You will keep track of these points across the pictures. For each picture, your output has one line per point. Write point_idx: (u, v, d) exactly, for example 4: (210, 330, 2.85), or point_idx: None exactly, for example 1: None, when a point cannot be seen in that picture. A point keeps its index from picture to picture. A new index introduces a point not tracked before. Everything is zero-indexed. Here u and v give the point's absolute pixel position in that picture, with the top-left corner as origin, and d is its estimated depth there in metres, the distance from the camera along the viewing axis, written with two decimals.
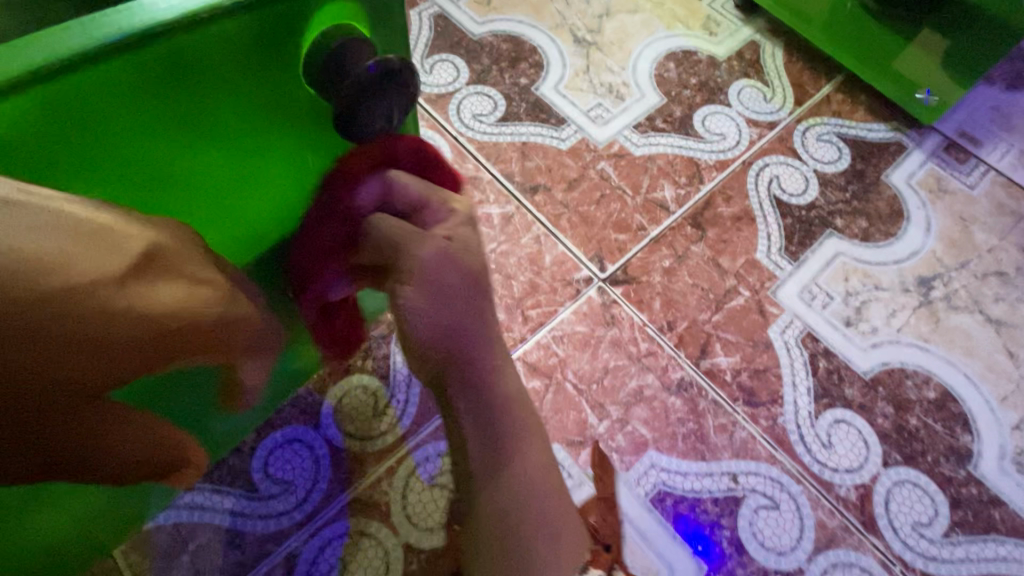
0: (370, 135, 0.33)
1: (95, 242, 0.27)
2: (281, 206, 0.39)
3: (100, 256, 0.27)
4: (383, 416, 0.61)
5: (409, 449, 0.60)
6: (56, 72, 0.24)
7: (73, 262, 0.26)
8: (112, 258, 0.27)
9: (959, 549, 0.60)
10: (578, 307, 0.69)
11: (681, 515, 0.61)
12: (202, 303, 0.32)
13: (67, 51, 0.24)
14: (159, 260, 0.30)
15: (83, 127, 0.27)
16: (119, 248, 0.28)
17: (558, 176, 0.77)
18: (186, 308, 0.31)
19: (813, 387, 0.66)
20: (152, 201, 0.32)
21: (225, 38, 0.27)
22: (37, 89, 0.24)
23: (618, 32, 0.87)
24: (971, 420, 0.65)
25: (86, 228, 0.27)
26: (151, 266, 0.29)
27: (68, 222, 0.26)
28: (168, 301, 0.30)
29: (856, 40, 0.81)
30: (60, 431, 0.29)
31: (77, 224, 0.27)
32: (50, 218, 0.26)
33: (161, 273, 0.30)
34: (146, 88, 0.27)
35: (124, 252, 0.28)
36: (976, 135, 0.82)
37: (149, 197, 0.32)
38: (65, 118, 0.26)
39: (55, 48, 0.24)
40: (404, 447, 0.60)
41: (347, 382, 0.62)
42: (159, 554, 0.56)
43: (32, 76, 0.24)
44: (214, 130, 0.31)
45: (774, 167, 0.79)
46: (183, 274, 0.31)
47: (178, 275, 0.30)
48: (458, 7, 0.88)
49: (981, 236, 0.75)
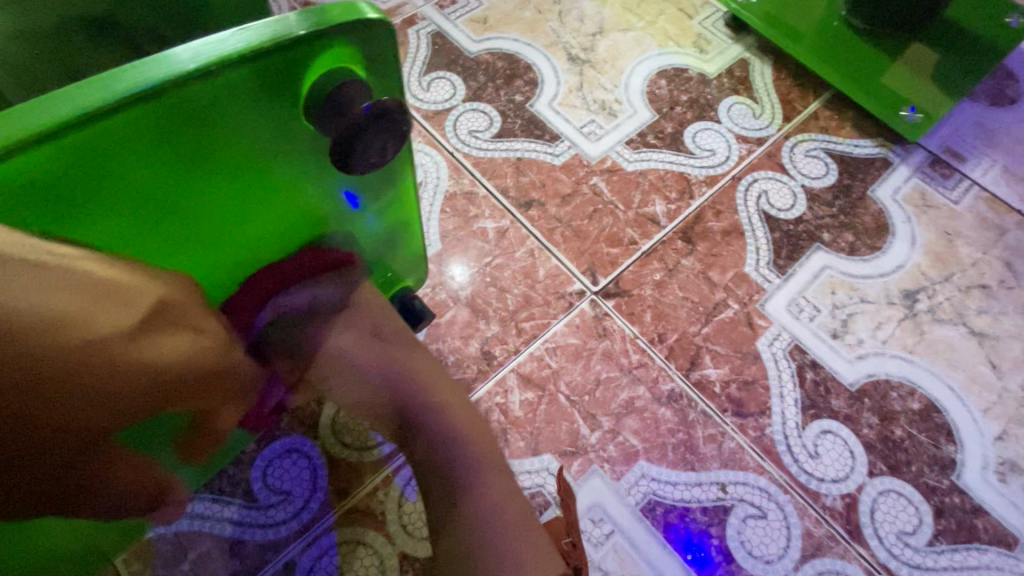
0: (364, 169, 0.33)
1: (113, 299, 0.29)
2: (279, 230, 0.39)
3: (116, 312, 0.29)
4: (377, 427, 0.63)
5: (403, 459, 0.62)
6: (66, 128, 0.25)
7: (91, 320, 0.28)
8: (126, 313, 0.30)
9: (942, 557, 0.62)
10: (571, 320, 0.71)
11: (671, 524, 0.62)
12: (199, 352, 0.34)
13: (77, 109, 0.25)
14: (166, 313, 0.32)
15: (90, 177, 0.27)
16: (130, 303, 0.30)
17: (552, 191, 0.79)
18: (186, 359, 0.34)
19: (800, 398, 0.68)
20: (154, 239, 0.33)
21: (227, 89, 0.28)
22: (46, 145, 0.25)
23: (611, 50, 0.90)
24: (955, 431, 0.67)
25: (103, 285, 0.29)
26: (157, 318, 0.32)
27: (91, 281, 0.28)
28: (170, 349, 0.32)
29: (842, 56, 0.85)
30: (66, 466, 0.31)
31: (97, 281, 0.29)
32: (77, 278, 0.28)
33: (165, 323, 0.32)
34: (151, 138, 0.28)
35: (135, 306, 0.30)
36: (960, 151, 0.84)
37: (151, 237, 0.33)
38: (74, 170, 0.27)
39: (66, 106, 0.25)
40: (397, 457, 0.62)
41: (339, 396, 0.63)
42: (159, 563, 0.57)
43: (42, 133, 0.24)
44: (216, 173, 0.32)
45: (763, 182, 0.81)
46: (185, 325, 0.34)
47: (180, 324, 0.33)
48: (455, 25, 0.90)
49: (964, 250, 0.77)
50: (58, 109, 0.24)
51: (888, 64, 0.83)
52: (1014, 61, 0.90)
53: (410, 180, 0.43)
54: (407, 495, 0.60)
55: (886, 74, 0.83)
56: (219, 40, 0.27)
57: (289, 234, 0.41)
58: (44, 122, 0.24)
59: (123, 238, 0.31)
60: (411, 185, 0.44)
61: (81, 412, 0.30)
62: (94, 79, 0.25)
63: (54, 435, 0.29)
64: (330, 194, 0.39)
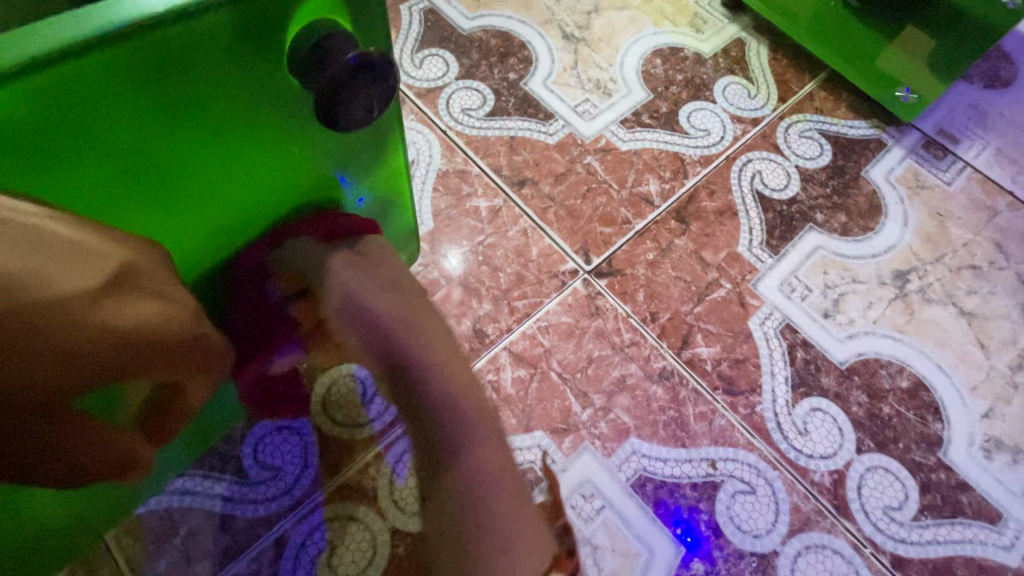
0: (348, 126, 0.31)
1: (73, 260, 0.28)
2: (268, 198, 0.38)
3: (77, 272, 0.29)
4: (370, 405, 0.63)
5: (394, 437, 0.62)
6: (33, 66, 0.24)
7: (50, 278, 0.28)
8: (87, 274, 0.29)
9: (927, 532, 0.63)
10: (563, 299, 0.71)
11: (661, 499, 0.63)
12: (164, 320, 0.33)
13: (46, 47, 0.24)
14: (131, 278, 0.31)
15: (57, 126, 0.26)
16: (94, 263, 0.29)
17: (546, 170, 0.78)
18: (150, 325, 0.33)
19: (791, 377, 0.68)
20: (127, 203, 0.31)
21: (205, 35, 0.27)
22: (9, 83, 0.24)
23: (606, 28, 0.89)
24: (943, 409, 0.67)
25: (65, 246, 0.28)
26: (123, 281, 0.31)
27: (53, 242, 0.28)
28: (135, 313, 0.32)
29: (837, 41, 0.84)
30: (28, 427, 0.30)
31: (57, 241, 0.28)
32: (37, 236, 0.27)
33: (131, 287, 0.31)
34: (123, 86, 0.27)
35: (99, 266, 0.30)
36: (954, 133, 0.84)
37: (122, 200, 0.31)
38: (40, 115, 0.25)
39: (33, 44, 0.24)
40: (389, 436, 0.62)
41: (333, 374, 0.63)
42: (149, 538, 0.57)
43: (4, 70, 0.23)
44: (193, 131, 0.31)
45: (757, 162, 0.80)
46: (151, 290, 0.32)
47: (147, 290, 0.32)
48: (448, 1, 0.89)
49: (956, 231, 0.77)
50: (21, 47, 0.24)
51: (884, 47, 0.80)
52: (1010, 43, 0.90)
53: (401, 152, 0.42)
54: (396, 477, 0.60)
55: (881, 56, 0.81)
56: None
57: (277, 203, 0.39)
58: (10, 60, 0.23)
59: (106, 192, 0.30)
60: (402, 159, 0.43)
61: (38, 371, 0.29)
62: (63, 19, 0.24)
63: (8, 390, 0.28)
64: (320, 159, 0.38)
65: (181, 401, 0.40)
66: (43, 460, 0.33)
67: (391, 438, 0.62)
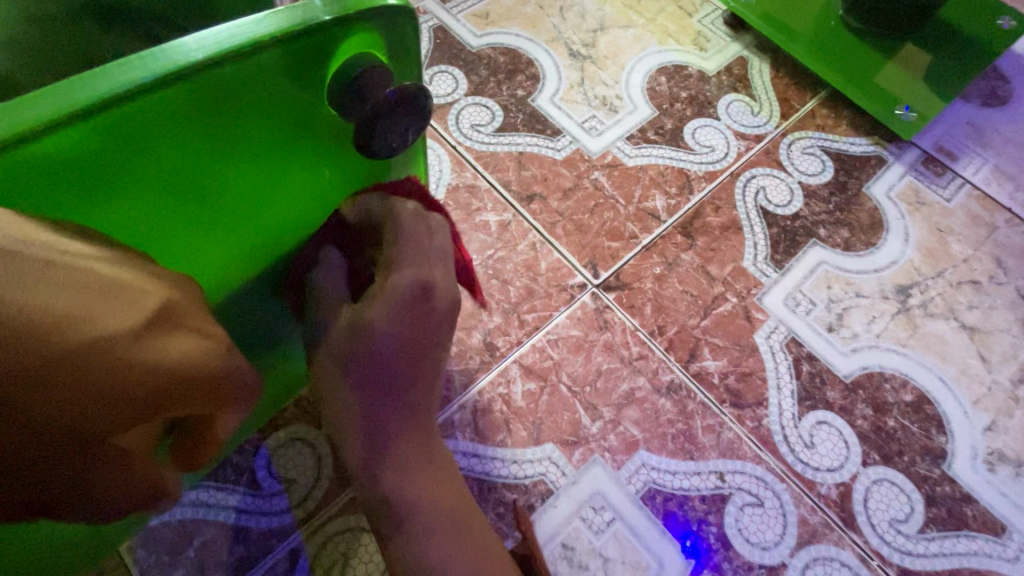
0: (383, 154, 0.33)
1: (114, 298, 0.26)
2: (296, 220, 0.38)
3: (118, 311, 0.26)
4: None
5: None
6: (89, 113, 0.23)
7: (90, 321, 0.25)
8: (129, 313, 0.26)
9: (933, 544, 0.63)
10: (572, 312, 0.72)
11: (671, 512, 0.63)
12: (209, 360, 0.29)
13: (101, 95, 0.23)
14: (172, 316, 0.28)
15: (108, 166, 0.26)
16: (134, 301, 0.27)
17: (554, 186, 0.79)
18: (193, 367, 0.28)
19: (797, 390, 0.69)
20: (168, 233, 0.31)
21: (256, 72, 0.27)
22: (64, 130, 0.23)
23: (612, 46, 0.91)
24: (946, 422, 0.68)
25: (105, 283, 0.26)
26: (163, 320, 0.28)
27: (93, 281, 0.25)
28: (177, 354, 0.28)
29: (839, 55, 0.86)
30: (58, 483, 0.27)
31: (97, 280, 0.26)
32: (81, 274, 0.25)
33: (173, 326, 0.28)
34: (174, 124, 0.26)
35: (139, 305, 0.27)
36: (952, 150, 0.85)
37: (162, 232, 0.31)
38: (93, 157, 0.25)
39: (88, 91, 0.23)
40: None
41: None
42: (164, 549, 0.58)
43: (60, 119, 0.23)
44: (237, 161, 0.31)
45: (761, 178, 0.82)
46: (193, 327, 0.29)
47: (188, 328, 0.29)
48: (457, 20, 0.91)
49: (956, 247, 0.79)
50: (75, 95, 0.23)
51: (885, 63, 0.85)
52: (1005, 62, 0.92)
53: (420, 167, 0.42)
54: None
55: (881, 73, 0.85)
56: (250, 23, 0.26)
57: (304, 224, 0.39)
58: (65, 108, 0.23)
59: (146, 224, 0.30)
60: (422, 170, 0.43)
61: (81, 423, 0.26)
62: (115, 64, 0.24)
63: (48, 445, 0.25)
64: (348, 181, 0.38)
65: (216, 441, 0.36)
66: (85, 509, 0.30)
67: None
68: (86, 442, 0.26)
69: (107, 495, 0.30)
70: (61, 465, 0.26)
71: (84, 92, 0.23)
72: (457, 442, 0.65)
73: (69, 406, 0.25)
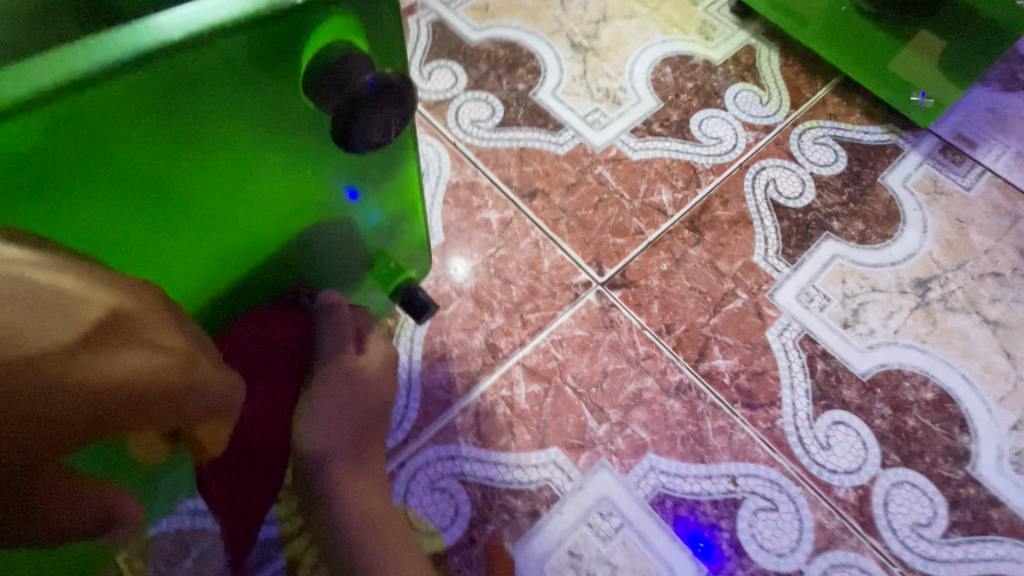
0: (365, 150, 0.30)
1: (51, 311, 0.24)
2: (278, 222, 0.36)
3: (55, 325, 0.25)
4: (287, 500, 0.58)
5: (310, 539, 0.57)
6: (29, 106, 0.22)
7: (23, 333, 0.24)
8: (67, 326, 0.25)
9: (958, 549, 0.61)
10: (577, 311, 0.69)
11: (681, 517, 0.61)
12: (157, 371, 0.29)
13: (42, 84, 0.22)
14: (119, 327, 0.27)
15: (57, 162, 0.24)
16: (75, 312, 0.25)
17: (557, 181, 0.77)
18: (138, 378, 0.28)
19: (811, 389, 0.67)
20: (130, 237, 0.30)
21: (219, 60, 0.25)
22: (4, 124, 0.22)
23: (615, 37, 0.88)
24: (969, 421, 0.66)
25: (39, 293, 0.24)
26: (107, 332, 0.26)
27: (21, 292, 0.24)
28: (123, 368, 0.27)
29: (845, 41, 0.82)
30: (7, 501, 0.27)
31: (27, 290, 0.24)
32: (9, 285, 0.23)
33: (118, 339, 0.27)
34: (128, 119, 0.25)
35: (80, 316, 0.25)
36: (971, 137, 0.82)
37: (126, 233, 0.29)
38: (40, 153, 0.23)
39: (26, 81, 0.21)
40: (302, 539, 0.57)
41: None
42: (160, 560, 0.56)
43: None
44: (204, 161, 0.29)
45: (771, 170, 0.79)
46: (144, 339, 0.28)
47: (140, 340, 0.28)
48: (456, 13, 0.89)
49: (977, 237, 0.76)
50: (15, 83, 0.21)
51: (899, 48, 0.78)
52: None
53: (413, 169, 0.40)
54: None
55: (896, 59, 0.79)
56: (208, 5, 0.24)
57: (287, 226, 0.37)
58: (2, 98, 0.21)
59: (108, 225, 0.28)
60: (415, 172, 0.41)
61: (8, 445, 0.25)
62: (60, 50, 0.22)
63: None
64: (332, 180, 0.36)
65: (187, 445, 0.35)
66: (41, 530, 0.29)
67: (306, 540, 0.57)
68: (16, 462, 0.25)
69: (44, 517, 0.29)
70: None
71: (24, 80, 0.21)
72: (461, 445, 0.63)
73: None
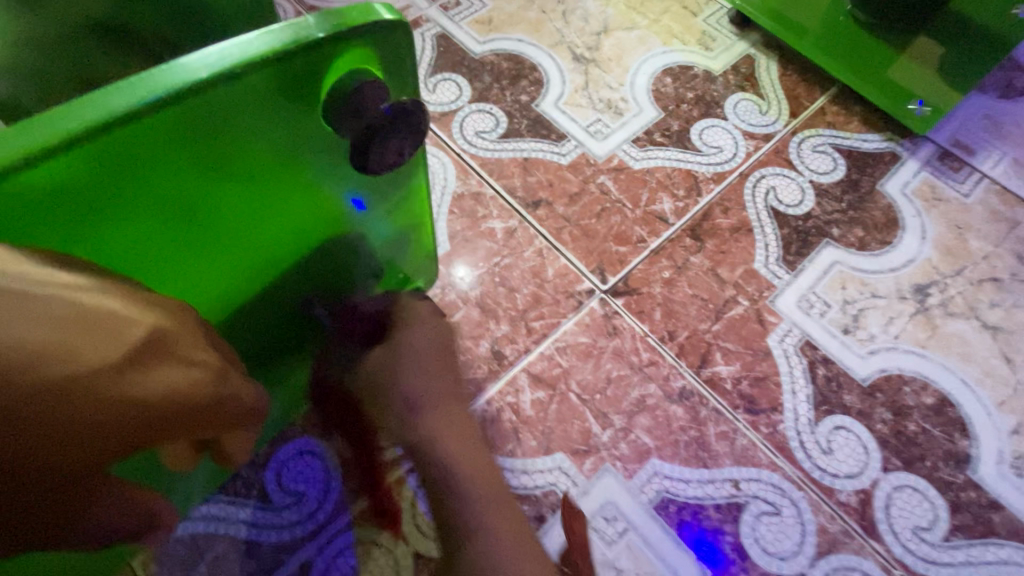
0: (380, 170, 0.33)
1: (99, 333, 0.26)
2: (297, 238, 0.38)
3: (103, 346, 0.26)
4: None
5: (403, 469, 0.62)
6: (79, 142, 0.23)
7: (76, 356, 0.25)
8: (113, 347, 0.27)
9: (959, 553, 0.61)
10: (581, 318, 0.71)
11: (685, 521, 0.62)
12: (193, 388, 0.30)
13: (91, 121, 0.23)
14: (159, 346, 0.29)
15: (100, 191, 0.26)
16: (120, 333, 0.27)
17: (560, 191, 0.79)
18: (178, 395, 0.30)
19: (813, 394, 0.68)
20: (163, 257, 0.31)
21: (249, 91, 0.26)
22: (56, 158, 0.23)
23: (616, 48, 0.90)
24: (969, 425, 0.66)
25: (89, 315, 0.26)
26: (149, 352, 0.28)
27: (78, 314, 0.26)
28: (165, 385, 0.29)
29: (842, 50, 0.83)
30: (56, 510, 0.28)
31: (81, 312, 0.26)
32: (66, 307, 0.25)
33: (159, 357, 0.29)
34: (165, 149, 0.26)
35: (125, 337, 0.27)
36: (969, 144, 0.83)
37: (158, 253, 0.31)
38: (86, 183, 0.25)
39: (75, 119, 0.23)
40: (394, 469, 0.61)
41: None
42: (175, 564, 0.58)
43: (51, 148, 0.23)
44: (231, 184, 0.30)
45: (771, 178, 0.80)
46: (181, 356, 0.30)
47: (178, 357, 0.30)
48: (459, 26, 0.90)
49: (976, 243, 0.77)
50: (64, 123, 0.23)
51: (896, 56, 0.81)
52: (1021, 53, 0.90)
53: (421, 181, 0.42)
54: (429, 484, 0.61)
55: (892, 67, 0.81)
56: (240, 43, 0.25)
57: (306, 241, 0.39)
58: (56, 136, 0.23)
59: (142, 247, 0.30)
60: (423, 186, 0.42)
61: (55, 459, 0.26)
62: (103, 90, 0.24)
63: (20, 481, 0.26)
64: (348, 197, 0.37)
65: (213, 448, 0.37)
66: (82, 532, 0.31)
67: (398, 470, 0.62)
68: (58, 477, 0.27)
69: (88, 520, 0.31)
70: (46, 495, 0.27)
71: (73, 118, 0.23)
72: None
73: (53, 440, 0.26)
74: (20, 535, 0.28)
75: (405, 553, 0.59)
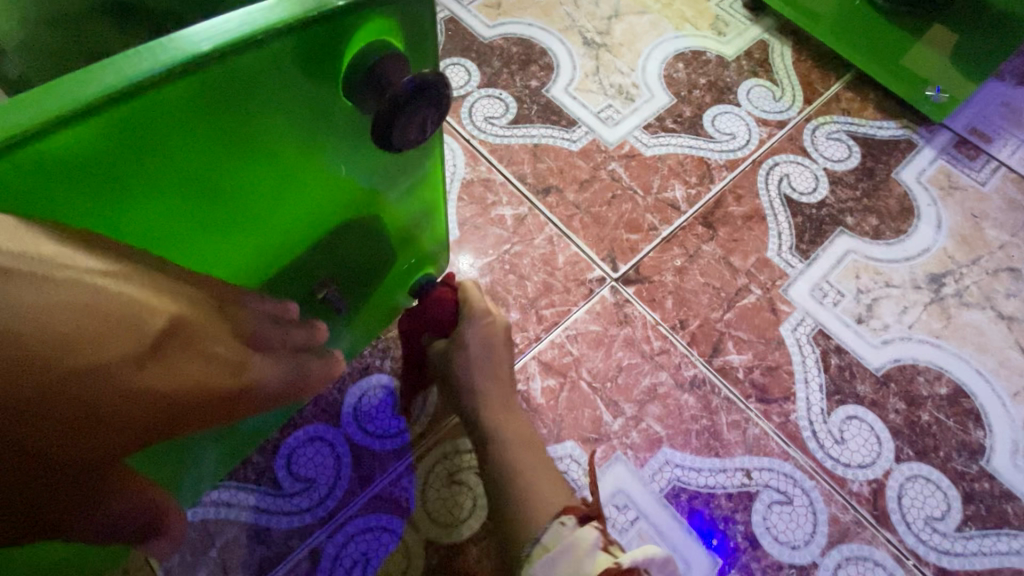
0: (402, 146, 0.31)
1: (122, 320, 0.26)
2: (315, 219, 0.37)
3: (125, 332, 0.27)
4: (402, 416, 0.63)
5: (427, 448, 0.62)
6: (94, 110, 0.22)
7: (97, 341, 0.26)
8: (135, 334, 0.27)
9: (971, 543, 0.61)
10: (591, 307, 0.70)
11: (696, 510, 0.62)
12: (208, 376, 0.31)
13: (107, 89, 0.22)
14: (177, 334, 0.29)
15: (116, 164, 0.25)
16: (141, 324, 0.27)
17: (570, 177, 0.78)
18: (192, 382, 0.30)
19: (825, 384, 0.67)
20: (180, 236, 0.31)
21: (268, 62, 0.26)
22: (71, 126, 0.22)
23: (627, 33, 0.88)
24: (983, 416, 0.66)
25: (112, 302, 0.26)
26: (168, 340, 0.29)
27: (102, 302, 0.26)
28: (180, 372, 0.29)
29: (854, 36, 0.82)
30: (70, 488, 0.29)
31: (104, 299, 0.26)
32: (87, 292, 0.25)
33: (176, 346, 0.29)
34: (182, 122, 0.26)
35: (145, 327, 0.27)
36: (986, 132, 0.82)
37: (175, 231, 0.30)
38: (102, 155, 0.24)
39: (90, 86, 0.22)
40: (422, 446, 0.62)
41: (367, 382, 0.64)
42: (187, 549, 0.58)
43: (66, 116, 0.22)
44: (245, 161, 0.30)
45: (785, 165, 0.79)
46: (199, 345, 0.30)
47: (195, 346, 0.30)
48: (468, 10, 0.89)
49: (993, 233, 0.75)
50: (76, 89, 0.22)
51: (912, 42, 0.79)
52: None
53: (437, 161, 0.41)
54: (447, 467, 0.61)
55: (908, 53, 0.79)
56: (259, 10, 0.24)
57: (324, 222, 0.38)
58: (70, 103, 0.22)
59: (159, 224, 0.29)
60: (439, 167, 0.42)
61: (70, 437, 0.27)
62: (120, 55, 0.23)
63: (31, 459, 0.26)
64: (365, 177, 0.37)
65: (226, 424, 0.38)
66: (98, 511, 0.32)
67: (423, 449, 0.62)
68: (69, 461, 0.28)
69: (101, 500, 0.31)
70: (62, 474, 0.28)
71: (88, 85, 0.22)
72: None
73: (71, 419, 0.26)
74: (36, 510, 0.29)
75: (415, 541, 0.59)
